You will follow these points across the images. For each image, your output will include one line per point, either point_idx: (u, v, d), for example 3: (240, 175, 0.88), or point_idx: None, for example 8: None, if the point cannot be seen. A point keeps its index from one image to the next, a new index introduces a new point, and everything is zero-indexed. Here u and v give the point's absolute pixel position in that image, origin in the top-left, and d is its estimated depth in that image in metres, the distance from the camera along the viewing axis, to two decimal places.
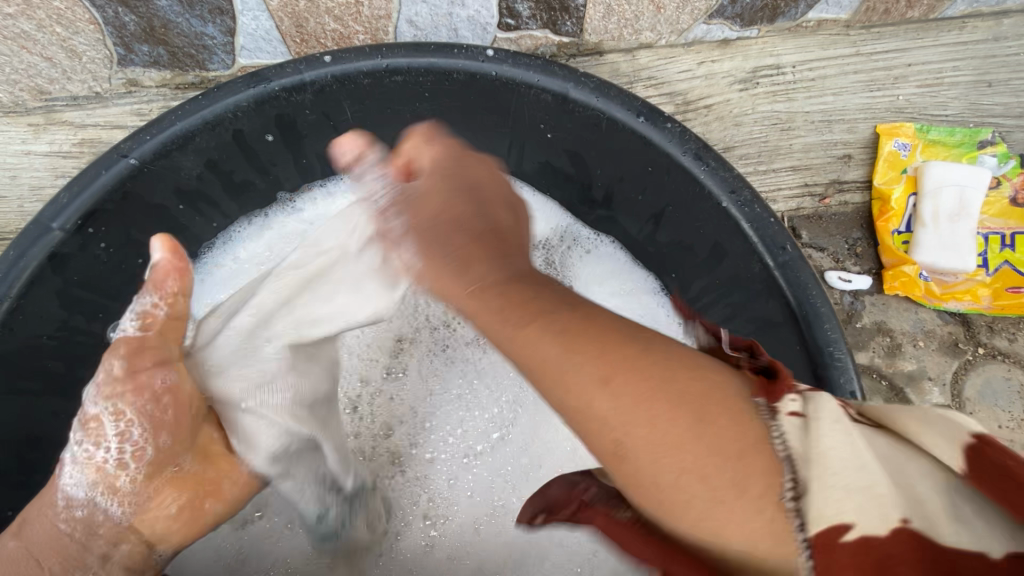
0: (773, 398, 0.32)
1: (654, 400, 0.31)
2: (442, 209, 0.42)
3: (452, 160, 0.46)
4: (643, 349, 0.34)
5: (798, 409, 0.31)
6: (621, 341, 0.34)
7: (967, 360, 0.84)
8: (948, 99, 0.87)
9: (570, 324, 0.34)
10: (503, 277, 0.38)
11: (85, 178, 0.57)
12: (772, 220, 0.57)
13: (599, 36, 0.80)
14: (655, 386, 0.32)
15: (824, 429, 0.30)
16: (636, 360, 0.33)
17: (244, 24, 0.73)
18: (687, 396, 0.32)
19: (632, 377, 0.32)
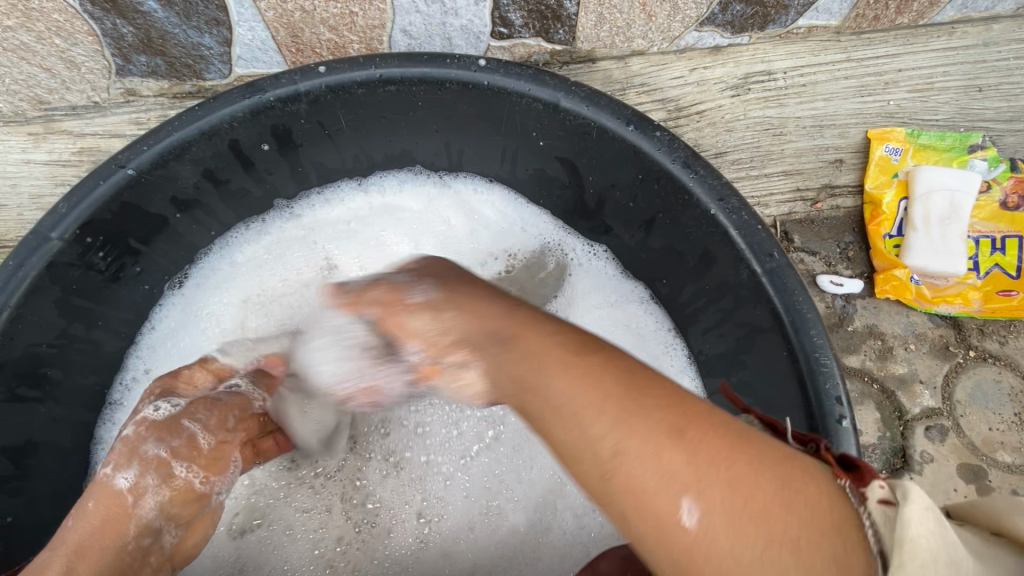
0: (862, 483, 0.34)
1: (734, 459, 0.34)
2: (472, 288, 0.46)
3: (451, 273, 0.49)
4: (708, 410, 0.37)
5: (887, 497, 0.33)
6: (687, 400, 0.37)
7: (958, 362, 0.85)
8: (938, 104, 0.88)
9: (634, 374, 0.38)
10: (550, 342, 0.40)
11: (84, 189, 0.58)
12: (759, 227, 0.58)
13: (591, 44, 0.81)
14: (738, 444, 0.35)
15: (917, 516, 0.32)
16: (709, 422, 0.36)
17: (240, 35, 0.73)
18: (768, 461, 0.34)
19: (705, 433, 0.35)
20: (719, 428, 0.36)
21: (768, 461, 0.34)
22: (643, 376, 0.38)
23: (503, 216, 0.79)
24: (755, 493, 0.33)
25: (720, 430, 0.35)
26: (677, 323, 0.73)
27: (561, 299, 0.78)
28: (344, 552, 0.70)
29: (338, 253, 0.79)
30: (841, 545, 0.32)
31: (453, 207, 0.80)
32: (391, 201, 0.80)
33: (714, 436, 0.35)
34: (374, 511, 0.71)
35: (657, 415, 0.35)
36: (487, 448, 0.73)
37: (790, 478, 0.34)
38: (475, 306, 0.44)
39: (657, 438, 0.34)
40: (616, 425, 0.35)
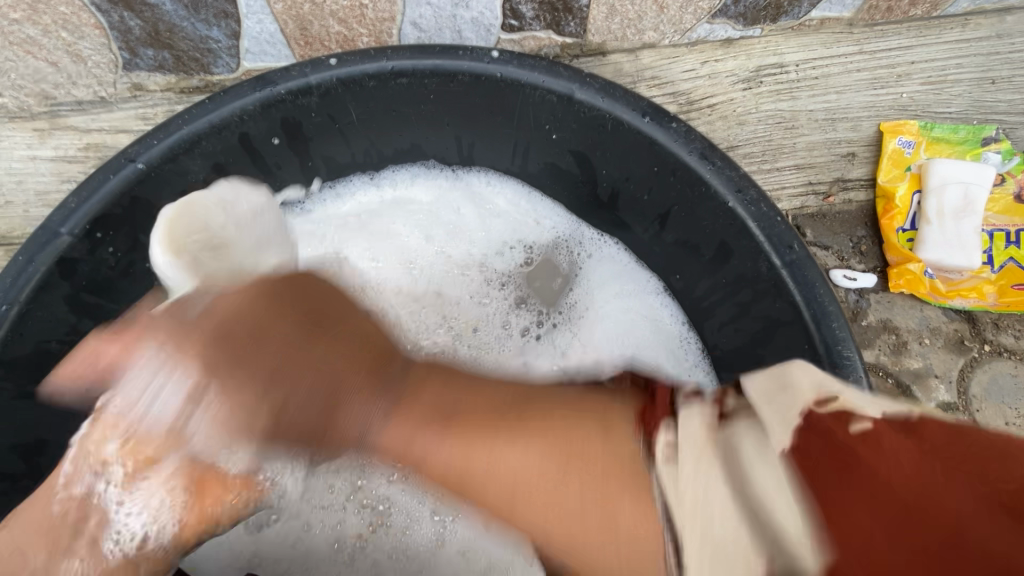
0: (651, 435, 0.38)
1: (551, 476, 0.40)
2: (272, 362, 0.48)
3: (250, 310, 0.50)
4: (514, 424, 0.43)
5: (673, 460, 0.36)
6: (495, 421, 0.44)
7: (973, 357, 0.84)
8: (951, 97, 0.87)
9: (449, 432, 0.45)
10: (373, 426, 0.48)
11: (93, 183, 0.58)
12: (779, 219, 0.57)
13: (602, 36, 0.80)
14: (544, 467, 0.40)
15: (686, 477, 0.35)
16: (521, 435, 0.42)
17: (248, 28, 0.73)
18: (572, 457, 0.40)
19: (536, 455, 0.41)
20: (539, 434, 0.42)
21: (587, 469, 0.39)
22: (477, 423, 0.45)
23: (517, 210, 0.78)
24: (572, 504, 0.39)
25: (526, 458, 0.41)
26: (691, 317, 0.73)
27: (569, 297, 0.78)
28: (362, 548, 0.69)
29: (349, 246, 0.77)
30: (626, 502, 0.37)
31: (465, 201, 0.79)
32: (403, 195, 0.79)
33: (536, 457, 0.41)
34: (386, 512, 0.69)
35: (503, 452, 0.42)
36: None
37: (606, 485, 0.38)
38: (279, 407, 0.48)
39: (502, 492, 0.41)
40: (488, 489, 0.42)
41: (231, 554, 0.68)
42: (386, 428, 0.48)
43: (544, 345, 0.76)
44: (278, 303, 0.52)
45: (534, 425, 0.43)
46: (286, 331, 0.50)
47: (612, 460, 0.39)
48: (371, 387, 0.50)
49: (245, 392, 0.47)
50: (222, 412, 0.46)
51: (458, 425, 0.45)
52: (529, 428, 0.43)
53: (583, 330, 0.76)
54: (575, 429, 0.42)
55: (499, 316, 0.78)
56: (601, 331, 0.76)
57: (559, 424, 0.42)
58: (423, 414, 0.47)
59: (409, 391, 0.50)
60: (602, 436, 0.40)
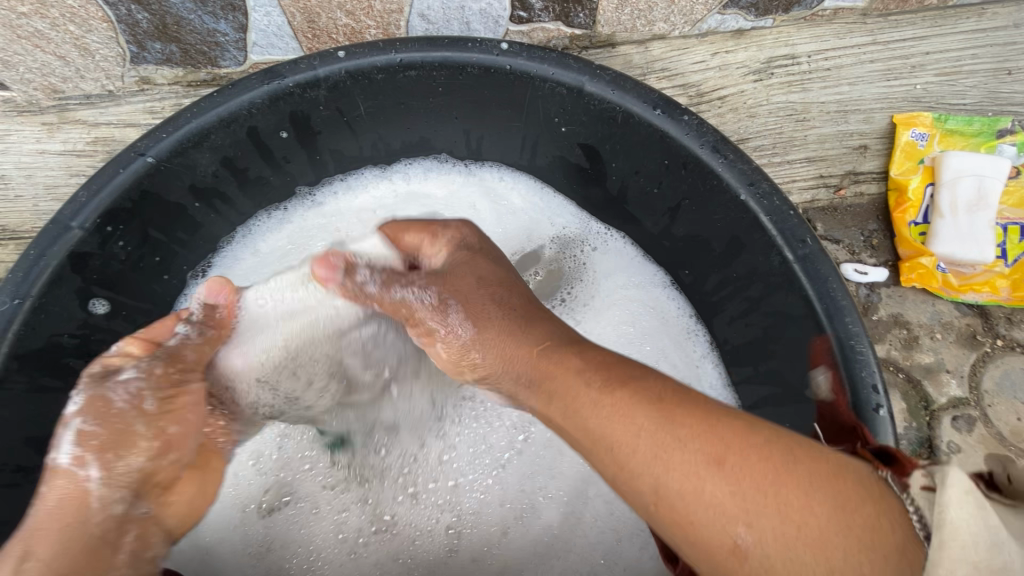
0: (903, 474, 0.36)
1: (778, 482, 0.33)
2: (487, 279, 0.52)
3: (473, 250, 0.55)
4: (747, 430, 0.36)
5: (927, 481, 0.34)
6: (715, 415, 0.37)
7: (985, 352, 0.83)
8: (966, 88, 0.86)
9: (661, 395, 0.38)
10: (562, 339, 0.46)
11: (102, 177, 0.58)
12: (792, 212, 0.56)
13: (612, 27, 0.79)
14: (787, 464, 0.34)
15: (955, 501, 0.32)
16: (750, 444, 0.35)
17: (256, 21, 0.72)
18: (819, 478, 0.33)
19: (748, 459, 0.34)
20: (761, 450, 0.34)
21: (813, 474, 0.33)
22: (684, 402, 0.38)
23: (531, 206, 0.78)
24: (808, 518, 0.32)
25: (758, 446, 0.35)
26: (701, 311, 0.72)
27: (571, 287, 0.77)
28: (366, 543, 0.68)
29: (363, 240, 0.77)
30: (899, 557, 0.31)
31: (478, 194, 0.78)
32: (417, 188, 0.78)
33: (750, 454, 0.34)
34: (392, 522, 0.69)
35: (692, 444, 0.35)
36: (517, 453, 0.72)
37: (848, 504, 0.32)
38: (492, 261, 0.55)
39: (697, 469, 0.34)
40: (693, 445, 0.35)
41: (246, 537, 0.68)
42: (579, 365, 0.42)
43: None
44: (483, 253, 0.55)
45: (764, 433, 0.36)
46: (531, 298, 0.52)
47: (852, 484, 0.33)
48: (596, 349, 0.44)
49: (486, 301, 0.50)
50: (466, 327, 0.50)
51: (653, 386, 0.39)
52: (768, 434, 0.36)
53: (588, 322, 0.75)
54: (804, 449, 0.35)
55: None
56: (608, 320, 0.75)
57: (785, 437, 0.36)
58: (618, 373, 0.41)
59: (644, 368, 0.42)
60: (832, 454, 0.35)
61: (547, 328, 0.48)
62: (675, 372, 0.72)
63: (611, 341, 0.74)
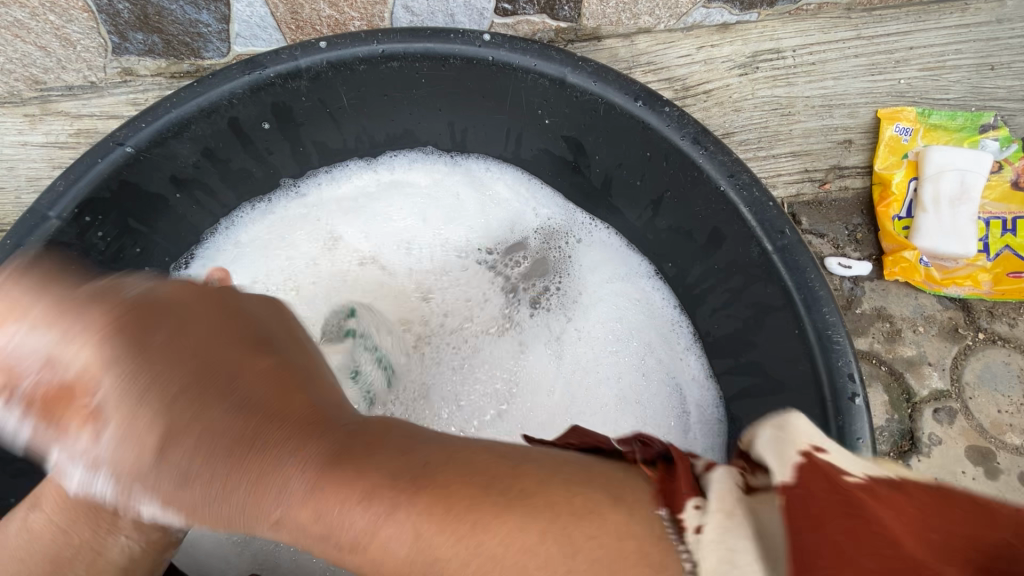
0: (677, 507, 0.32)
1: (566, 570, 0.30)
2: (164, 387, 0.34)
3: (138, 326, 0.35)
4: (512, 515, 0.31)
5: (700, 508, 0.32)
6: (477, 505, 0.31)
7: (966, 345, 0.84)
8: (950, 83, 0.87)
9: (414, 509, 0.31)
10: (282, 463, 0.33)
11: (81, 167, 0.57)
12: (771, 204, 0.57)
13: (597, 20, 0.79)
14: (561, 553, 0.30)
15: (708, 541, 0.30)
16: (524, 538, 0.30)
17: (238, 11, 0.72)
18: (604, 555, 0.30)
19: (528, 563, 0.30)
20: (535, 538, 0.30)
21: (599, 558, 0.30)
22: (433, 506, 0.31)
23: (517, 197, 0.78)
24: None
25: (528, 544, 0.30)
26: (684, 303, 0.73)
27: (557, 284, 0.77)
28: None
29: (344, 228, 0.76)
30: None
31: (464, 185, 0.78)
32: (402, 178, 0.78)
33: (527, 551, 0.30)
34: None
35: (462, 558, 0.31)
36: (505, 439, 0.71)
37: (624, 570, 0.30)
38: (175, 327, 0.36)
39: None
40: (462, 558, 0.31)
41: (226, 532, 0.68)
42: (302, 494, 0.32)
43: (537, 330, 0.75)
44: (157, 322, 0.36)
45: (539, 517, 0.31)
46: (232, 330, 0.37)
47: (633, 545, 0.31)
48: (309, 441, 0.33)
49: (153, 396, 0.34)
50: (155, 481, 0.33)
51: (402, 493, 0.32)
52: (502, 509, 0.31)
53: (577, 317, 0.75)
54: (579, 518, 0.31)
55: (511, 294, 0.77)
56: (596, 315, 0.75)
57: (552, 507, 0.31)
58: (352, 490, 0.32)
59: (364, 444, 0.34)
60: (615, 506, 0.32)
61: (216, 417, 0.33)
62: (661, 367, 0.72)
63: (598, 342, 0.74)
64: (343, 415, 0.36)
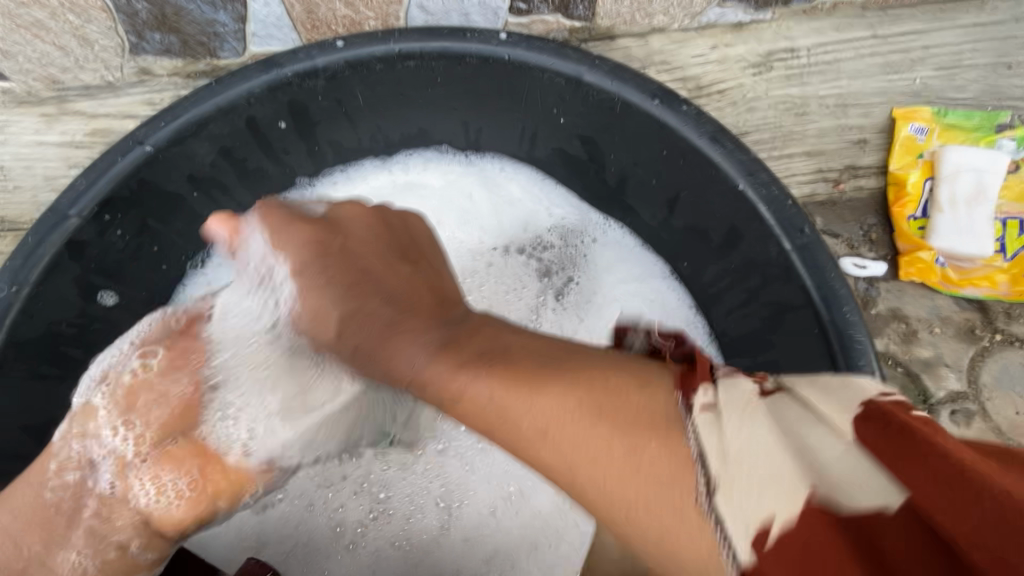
0: (687, 389, 0.31)
1: (595, 424, 0.32)
2: (331, 279, 0.45)
3: (326, 233, 0.47)
4: (562, 376, 0.34)
5: (709, 401, 0.30)
6: (536, 378, 0.35)
7: (984, 347, 0.83)
8: (966, 82, 0.86)
9: (501, 377, 0.36)
10: (431, 348, 0.39)
11: (101, 165, 0.58)
12: (789, 202, 0.56)
13: (612, 20, 0.79)
14: (595, 414, 0.32)
15: (730, 425, 0.29)
16: (576, 405, 0.33)
17: (255, 11, 0.73)
18: (627, 419, 0.32)
19: (567, 424, 0.32)
20: (585, 400, 0.33)
21: (622, 424, 0.31)
22: (524, 369, 0.36)
23: (530, 197, 0.78)
24: (610, 459, 0.31)
25: (566, 411, 0.33)
26: (699, 302, 0.72)
27: (574, 283, 0.77)
28: (364, 533, 0.68)
29: None
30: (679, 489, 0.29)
31: (478, 185, 0.78)
32: (416, 179, 0.79)
33: (578, 419, 0.32)
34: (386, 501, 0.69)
35: (528, 416, 0.34)
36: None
37: (636, 435, 0.31)
38: (349, 250, 0.46)
39: (527, 439, 0.34)
40: (524, 405, 0.34)
41: (238, 534, 0.68)
42: (435, 368, 0.38)
43: (550, 332, 0.76)
44: (337, 225, 0.48)
45: (570, 377, 0.34)
46: (379, 246, 0.47)
47: (645, 416, 0.31)
48: (434, 330, 0.41)
49: (329, 291, 0.44)
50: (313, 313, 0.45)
51: (492, 369, 0.36)
52: (543, 380, 0.34)
53: (591, 316, 0.76)
54: (614, 395, 0.33)
55: (527, 294, 0.77)
56: (610, 316, 0.75)
57: (587, 382, 0.34)
58: (473, 357, 0.38)
59: (467, 334, 0.41)
60: (635, 391, 0.33)
61: (375, 308, 0.43)
62: None
63: (612, 340, 0.74)
64: (494, 326, 0.42)
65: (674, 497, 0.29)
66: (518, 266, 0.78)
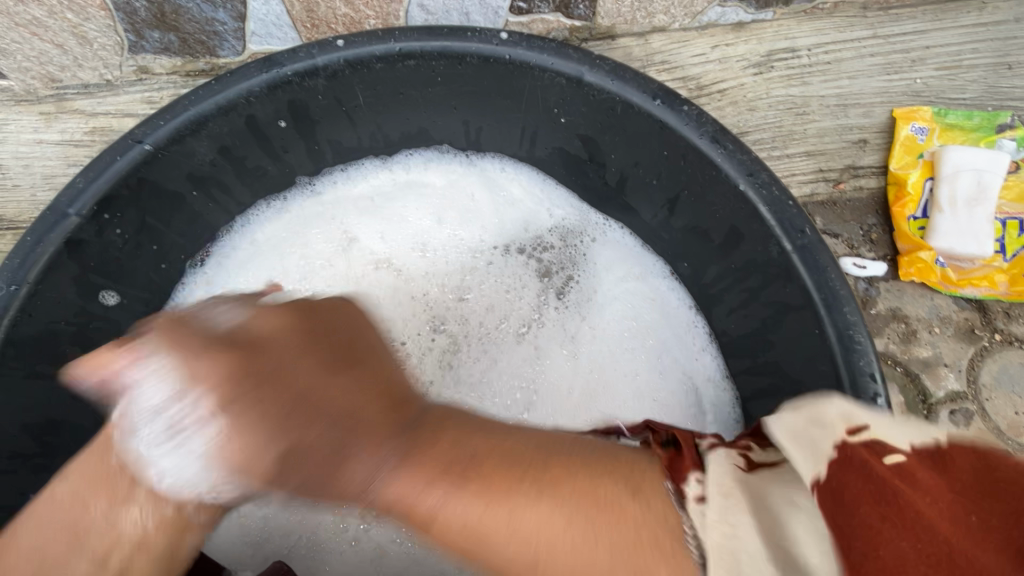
0: (678, 480, 0.38)
1: (591, 550, 0.36)
2: (271, 402, 0.40)
3: (241, 393, 0.40)
4: (547, 489, 0.38)
5: (699, 493, 0.37)
6: (526, 497, 0.38)
7: (983, 347, 0.83)
8: (966, 83, 0.86)
9: (479, 504, 0.38)
10: (394, 464, 0.41)
11: (100, 164, 0.57)
12: (790, 203, 0.56)
13: (612, 19, 0.79)
14: (590, 537, 0.37)
15: (712, 521, 0.36)
16: (571, 523, 0.37)
17: (254, 9, 0.72)
18: (618, 531, 0.37)
19: (563, 543, 0.37)
20: (576, 512, 0.37)
21: (614, 543, 0.36)
22: (502, 490, 0.39)
23: (531, 197, 0.78)
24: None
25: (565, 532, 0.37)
26: (698, 301, 0.72)
27: (574, 282, 0.77)
28: (364, 532, 0.68)
29: (359, 228, 0.77)
30: None
31: (479, 185, 0.78)
32: (417, 178, 0.78)
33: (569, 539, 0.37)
34: None
35: (517, 540, 0.38)
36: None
37: (635, 546, 0.36)
38: (285, 364, 0.42)
39: (523, 560, 0.38)
40: (517, 530, 0.38)
41: (239, 533, 0.68)
42: (402, 482, 0.41)
43: (551, 332, 0.75)
44: (255, 344, 0.42)
45: (566, 491, 0.38)
46: (321, 359, 0.43)
47: (645, 533, 0.36)
48: (390, 442, 0.42)
49: (266, 422, 0.40)
50: (248, 456, 0.40)
51: (473, 486, 0.39)
52: (543, 495, 0.38)
53: (591, 315, 0.76)
54: (601, 508, 0.37)
55: (528, 293, 0.77)
56: (610, 315, 0.75)
57: (580, 497, 0.38)
58: (446, 468, 0.40)
59: (429, 439, 0.43)
60: (631, 502, 0.38)
61: (322, 435, 0.41)
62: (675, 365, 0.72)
63: (611, 340, 0.74)
64: (444, 426, 0.45)
65: None
66: (519, 265, 0.78)
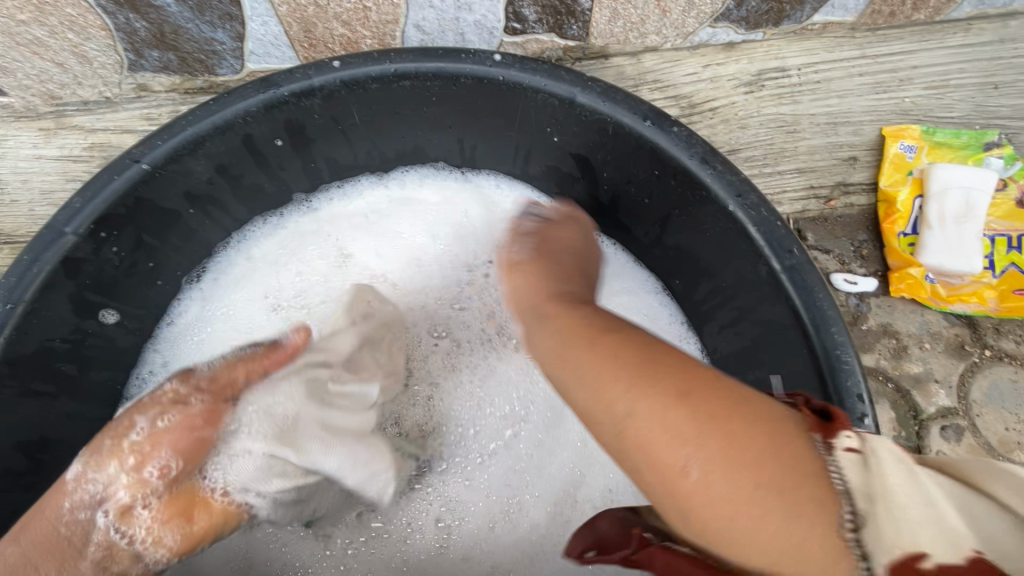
0: (830, 434, 0.37)
1: (730, 419, 0.37)
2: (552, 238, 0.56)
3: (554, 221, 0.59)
4: (709, 372, 0.41)
5: (854, 446, 0.36)
6: (693, 364, 0.41)
7: (973, 362, 0.84)
8: (954, 101, 0.87)
9: (649, 348, 0.42)
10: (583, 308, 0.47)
11: (97, 183, 0.58)
12: (778, 223, 0.57)
13: (605, 39, 0.81)
14: (735, 405, 0.38)
15: (885, 466, 0.34)
16: (722, 398, 0.38)
17: (253, 30, 0.73)
18: (759, 420, 0.37)
19: (707, 397, 0.38)
20: (724, 397, 0.38)
21: (758, 423, 0.37)
22: (669, 349, 0.42)
23: None
24: (744, 444, 0.36)
25: (718, 400, 0.38)
26: (690, 318, 0.73)
27: None
28: (355, 554, 0.68)
29: (352, 244, 0.78)
30: (816, 497, 0.34)
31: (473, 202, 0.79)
32: (412, 195, 0.79)
33: (715, 401, 0.38)
34: (381, 527, 0.69)
35: (668, 379, 0.39)
36: (505, 444, 0.72)
37: (774, 436, 0.36)
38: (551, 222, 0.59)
39: (666, 400, 0.38)
40: (671, 377, 0.39)
41: (228, 552, 0.67)
42: (588, 317, 0.45)
43: None
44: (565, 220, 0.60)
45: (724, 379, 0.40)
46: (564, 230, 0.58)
47: (784, 424, 0.37)
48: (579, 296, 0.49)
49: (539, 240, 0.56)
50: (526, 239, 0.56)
51: (641, 337, 0.43)
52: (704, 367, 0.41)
53: None
54: (750, 400, 0.39)
55: None
56: None
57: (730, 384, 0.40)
58: (619, 324, 0.45)
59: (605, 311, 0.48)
60: (772, 404, 0.40)
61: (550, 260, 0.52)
62: None
63: None
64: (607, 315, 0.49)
65: (815, 500, 0.34)
66: None
